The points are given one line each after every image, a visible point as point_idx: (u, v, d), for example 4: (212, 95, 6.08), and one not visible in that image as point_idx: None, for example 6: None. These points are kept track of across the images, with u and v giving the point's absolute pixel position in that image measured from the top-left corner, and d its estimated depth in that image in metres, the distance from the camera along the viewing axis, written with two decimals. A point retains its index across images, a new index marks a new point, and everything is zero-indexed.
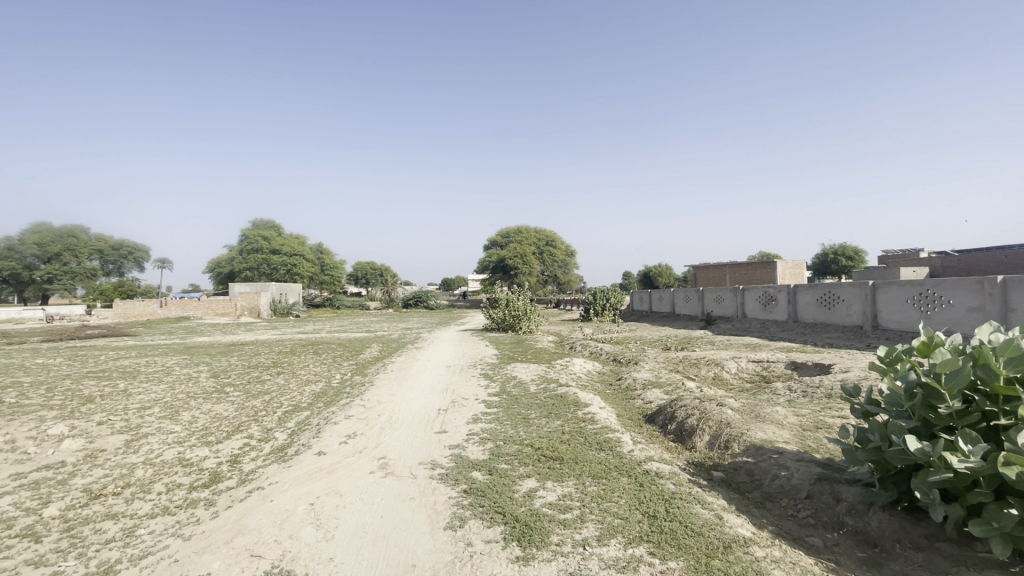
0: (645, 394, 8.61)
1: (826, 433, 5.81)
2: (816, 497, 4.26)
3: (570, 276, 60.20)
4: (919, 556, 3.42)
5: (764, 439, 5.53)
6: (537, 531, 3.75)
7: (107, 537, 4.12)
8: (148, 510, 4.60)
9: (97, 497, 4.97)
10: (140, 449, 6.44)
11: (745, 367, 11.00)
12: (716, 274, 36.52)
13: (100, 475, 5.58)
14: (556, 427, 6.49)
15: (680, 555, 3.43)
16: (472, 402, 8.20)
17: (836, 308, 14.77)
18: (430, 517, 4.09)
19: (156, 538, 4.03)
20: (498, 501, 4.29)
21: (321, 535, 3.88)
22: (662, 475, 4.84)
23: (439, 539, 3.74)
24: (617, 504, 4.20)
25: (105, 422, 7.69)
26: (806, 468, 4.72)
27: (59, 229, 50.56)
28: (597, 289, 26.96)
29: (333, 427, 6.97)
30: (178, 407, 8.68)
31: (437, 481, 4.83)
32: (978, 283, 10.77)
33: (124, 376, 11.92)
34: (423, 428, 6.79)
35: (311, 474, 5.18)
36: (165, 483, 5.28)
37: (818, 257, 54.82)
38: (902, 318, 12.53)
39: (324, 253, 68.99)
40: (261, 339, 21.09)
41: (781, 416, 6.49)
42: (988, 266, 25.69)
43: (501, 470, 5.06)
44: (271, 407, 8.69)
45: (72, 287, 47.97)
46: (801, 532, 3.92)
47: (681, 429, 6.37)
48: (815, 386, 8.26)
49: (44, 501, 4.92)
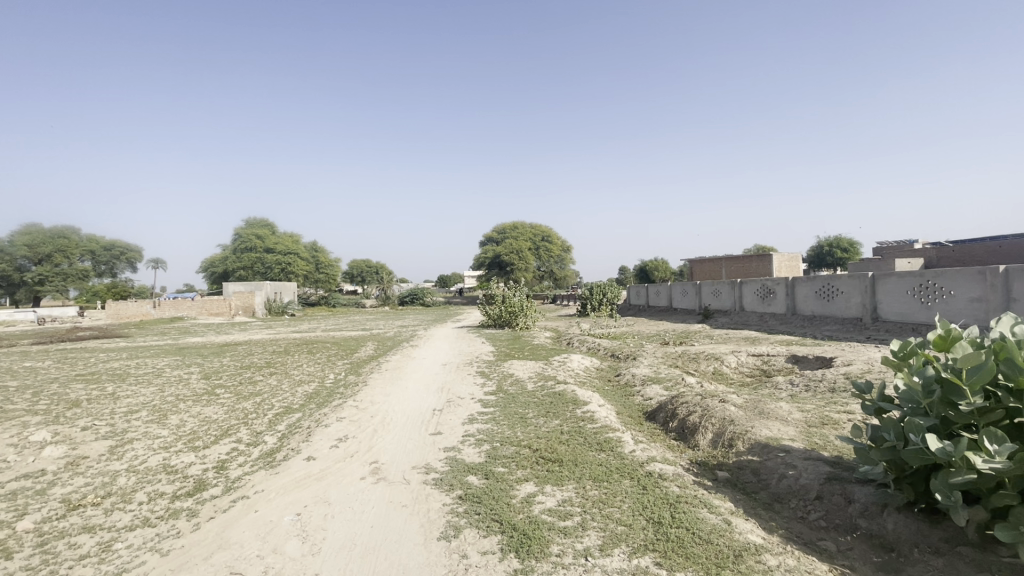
0: (646, 391, 8.43)
1: (834, 430, 5.63)
2: (826, 498, 4.08)
3: (568, 272, 60.27)
4: (939, 561, 3.25)
5: (771, 437, 5.34)
6: (536, 540, 3.55)
7: (82, 552, 3.89)
8: (126, 522, 4.37)
9: (76, 507, 4.74)
10: (125, 456, 6.19)
11: (746, 361, 10.86)
12: (714, 270, 36.68)
13: (80, 484, 5.35)
14: (556, 427, 6.29)
15: (689, 566, 3.24)
16: (468, 402, 8.00)
17: (835, 300, 14.63)
18: (423, 526, 3.89)
19: (133, 553, 3.82)
20: (494, 508, 4.08)
21: (307, 548, 3.67)
22: (665, 476, 4.64)
23: (432, 551, 3.53)
24: (620, 509, 4.00)
25: (89, 428, 7.40)
26: (814, 468, 4.53)
27: (48, 229, 49.88)
28: (593, 284, 26.79)
29: (324, 430, 6.73)
30: (166, 411, 8.41)
31: (431, 487, 4.62)
32: (980, 273, 10.60)
33: (113, 378, 11.67)
34: (417, 430, 6.57)
35: (299, 481, 4.96)
36: (147, 492, 5.04)
37: (814, 251, 54.88)
38: (901, 309, 12.41)
39: (319, 251, 68.61)
40: (254, 339, 20.77)
41: (786, 411, 6.32)
42: (984, 257, 25.56)
43: (498, 473, 4.86)
44: (262, 409, 8.44)
45: (65, 288, 47.37)
46: (812, 536, 3.74)
47: (683, 428, 6.17)
48: (818, 381, 8.09)
49: (20, 513, 4.68)
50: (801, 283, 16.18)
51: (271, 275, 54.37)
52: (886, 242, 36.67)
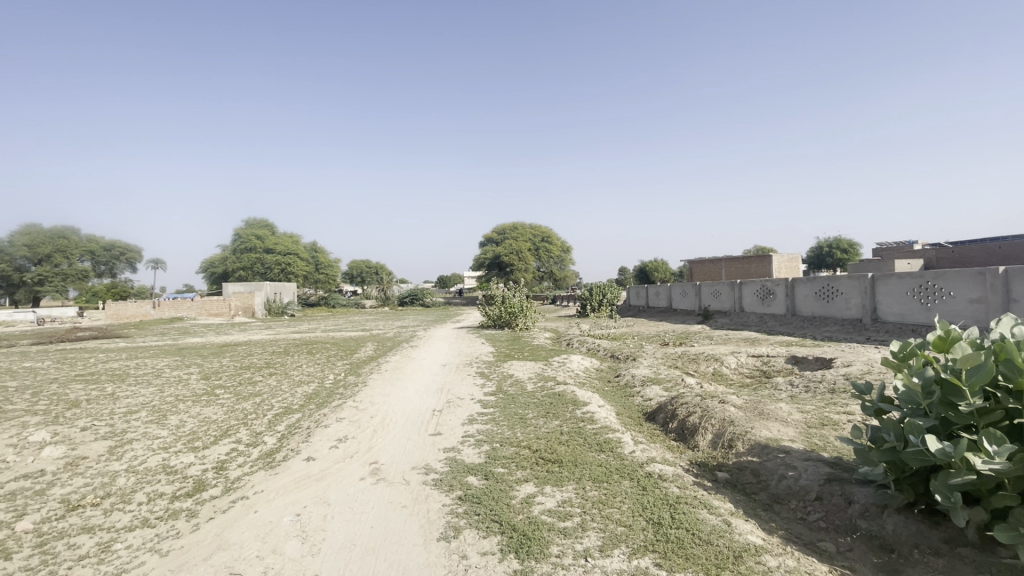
0: (645, 391, 8.43)
1: (834, 431, 5.62)
2: (826, 499, 4.08)
3: (568, 273, 60.35)
4: (939, 562, 3.25)
5: (770, 437, 5.34)
6: (535, 541, 3.55)
7: (82, 552, 3.89)
8: (125, 523, 4.37)
9: (75, 508, 4.73)
10: (124, 456, 6.19)
11: (745, 362, 10.86)
12: (713, 270, 36.68)
13: (80, 484, 5.35)
14: (555, 428, 6.29)
15: (689, 566, 3.24)
16: (468, 402, 8.01)
17: (835, 301, 14.63)
18: (423, 527, 3.89)
19: (132, 554, 3.81)
20: (494, 509, 4.07)
21: (307, 549, 3.66)
22: (665, 477, 4.64)
23: (432, 551, 3.54)
24: (619, 510, 4.00)
25: (89, 428, 7.41)
26: (814, 468, 4.53)
27: (48, 230, 49.88)
28: (593, 285, 26.79)
29: (323, 431, 6.73)
30: (165, 411, 8.41)
31: (431, 488, 4.62)
32: (980, 274, 10.60)
33: (113, 379, 11.68)
34: (417, 430, 6.58)
35: (298, 482, 4.96)
36: (147, 493, 5.04)
37: (813, 252, 54.85)
38: (901, 310, 12.40)
39: (319, 251, 68.71)
40: (254, 339, 20.78)
41: (786, 412, 6.33)
42: (984, 259, 25.58)
43: (498, 474, 4.85)
44: (262, 410, 8.44)
45: (64, 288, 47.41)
46: (812, 537, 3.74)
47: (682, 429, 6.17)
48: (818, 382, 8.09)
49: (19, 514, 4.67)
50: (801, 283, 16.20)
51: (271, 276, 54.40)
52: (886, 242, 36.76)
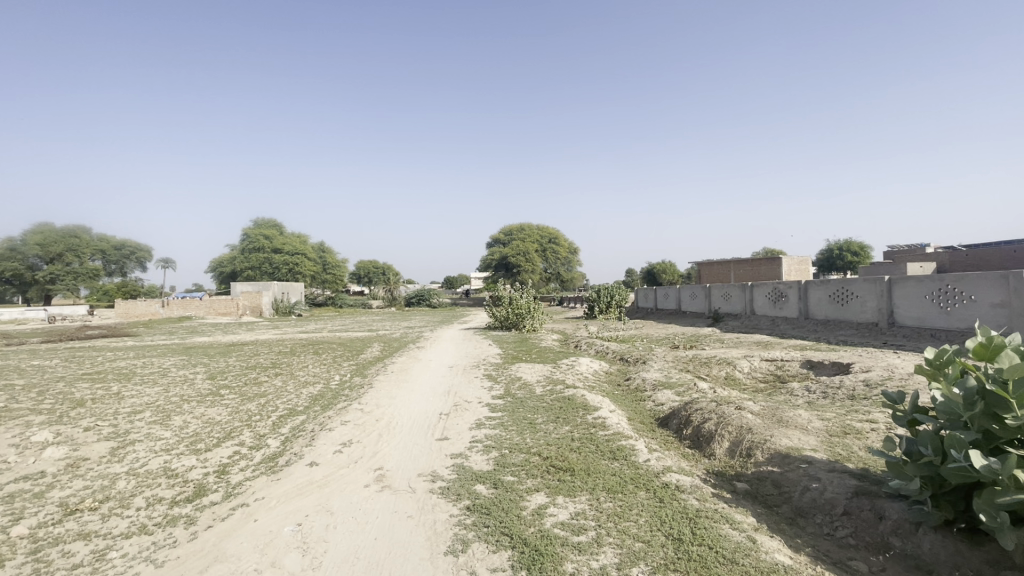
0: (657, 396, 8.19)
1: (857, 440, 5.39)
2: (854, 514, 3.86)
3: (574, 274, 60.00)
4: None
5: (791, 446, 5.12)
6: (548, 557, 3.35)
7: (75, 561, 3.74)
8: (123, 529, 4.22)
9: (73, 512, 4.60)
10: (126, 458, 6.07)
11: (759, 366, 10.57)
12: (721, 270, 36.23)
13: (79, 487, 5.22)
14: (565, 434, 6.09)
15: None
16: (475, 406, 7.82)
17: (850, 305, 14.31)
18: (428, 540, 3.70)
19: (127, 563, 3.66)
20: (504, 520, 3.88)
21: (307, 562, 3.49)
22: (683, 488, 4.43)
23: (438, 566, 3.35)
24: (637, 523, 3.80)
25: (91, 429, 7.28)
26: (840, 480, 4.30)
27: (61, 229, 50.31)
28: (601, 286, 26.48)
29: (328, 434, 6.57)
30: (169, 412, 8.27)
31: (437, 496, 4.45)
32: (1003, 277, 10.26)
33: (119, 378, 11.61)
34: (422, 434, 6.42)
35: (300, 488, 4.80)
36: (147, 497, 4.90)
37: (824, 254, 54.05)
38: (920, 314, 12.08)
39: (327, 251, 68.85)
40: (260, 339, 20.72)
41: (806, 419, 6.08)
42: (1001, 262, 25.00)
43: (507, 482, 4.66)
44: (266, 411, 8.30)
45: (75, 287, 47.81)
46: (842, 555, 3.52)
47: (698, 435, 5.94)
48: (836, 388, 7.82)
49: (15, 518, 4.54)
50: (815, 285, 15.85)
51: (279, 275, 54.52)
52: (898, 245, 36.04)
